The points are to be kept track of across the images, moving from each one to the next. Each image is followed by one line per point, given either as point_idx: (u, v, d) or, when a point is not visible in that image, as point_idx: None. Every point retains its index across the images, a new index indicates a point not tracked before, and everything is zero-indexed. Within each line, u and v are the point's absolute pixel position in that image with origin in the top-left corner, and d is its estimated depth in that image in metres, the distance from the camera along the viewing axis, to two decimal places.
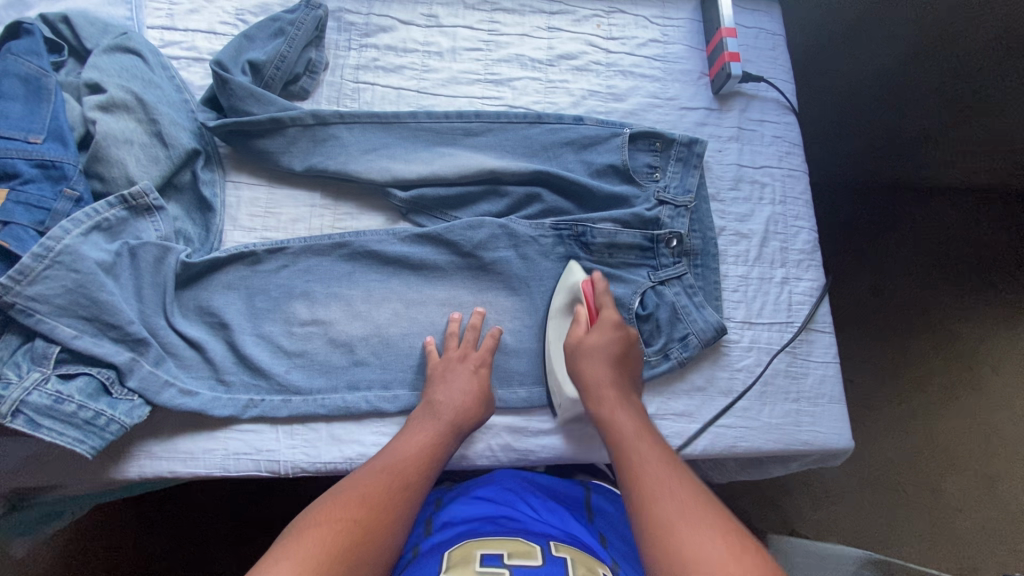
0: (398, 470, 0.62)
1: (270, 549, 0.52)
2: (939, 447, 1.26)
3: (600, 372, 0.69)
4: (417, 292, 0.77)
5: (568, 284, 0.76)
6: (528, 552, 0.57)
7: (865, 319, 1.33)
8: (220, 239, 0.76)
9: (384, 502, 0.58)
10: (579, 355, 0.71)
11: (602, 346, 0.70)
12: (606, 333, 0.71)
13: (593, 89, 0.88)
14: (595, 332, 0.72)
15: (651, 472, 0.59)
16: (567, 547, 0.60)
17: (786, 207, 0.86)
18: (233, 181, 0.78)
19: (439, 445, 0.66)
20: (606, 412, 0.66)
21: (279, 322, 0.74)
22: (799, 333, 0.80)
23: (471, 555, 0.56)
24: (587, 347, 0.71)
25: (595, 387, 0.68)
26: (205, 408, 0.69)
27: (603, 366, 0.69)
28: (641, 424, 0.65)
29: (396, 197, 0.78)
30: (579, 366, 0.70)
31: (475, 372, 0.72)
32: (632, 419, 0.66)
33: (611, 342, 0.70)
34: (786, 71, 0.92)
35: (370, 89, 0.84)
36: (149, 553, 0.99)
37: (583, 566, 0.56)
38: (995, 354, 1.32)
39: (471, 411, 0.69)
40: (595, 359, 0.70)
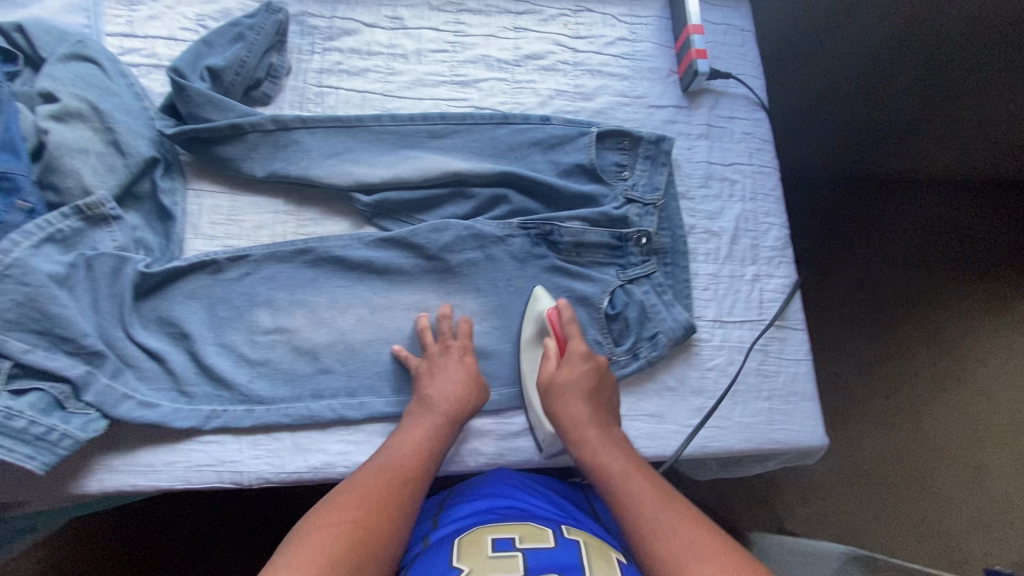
0: (396, 467, 0.62)
1: (275, 556, 0.52)
2: (926, 439, 1.26)
3: (578, 409, 0.67)
4: (383, 297, 0.76)
5: (535, 314, 0.76)
6: (538, 535, 0.60)
7: (850, 312, 1.32)
8: (181, 247, 0.75)
9: (386, 500, 0.59)
10: (554, 395, 0.69)
11: (576, 380, 0.69)
12: (577, 367, 0.70)
13: (561, 89, 0.87)
14: (566, 366, 0.70)
15: (651, 518, 0.57)
16: (575, 530, 0.63)
17: (757, 204, 0.85)
18: (195, 189, 0.77)
19: (435, 437, 0.66)
20: (591, 456, 0.65)
21: (243, 331, 0.73)
22: (770, 330, 0.80)
23: (482, 542, 0.58)
24: (562, 386, 0.69)
25: (574, 428, 0.67)
26: (165, 420, 0.67)
27: (580, 403, 0.68)
28: (626, 460, 0.64)
29: (360, 202, 0.77)
30: (557, 407, 0.68)
31: (462, 362, 0.72)
32: (616, 456, 0.64)
33: (583, 375, 0.70)
34: (756, 67, 0.92)
35: (333, 92, 0.83)
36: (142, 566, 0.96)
37: (594, 549, 0.59)
38: (982, 345, 1.31)
39: (463, 399, 0.69)
40: (572, 396, 0.68)
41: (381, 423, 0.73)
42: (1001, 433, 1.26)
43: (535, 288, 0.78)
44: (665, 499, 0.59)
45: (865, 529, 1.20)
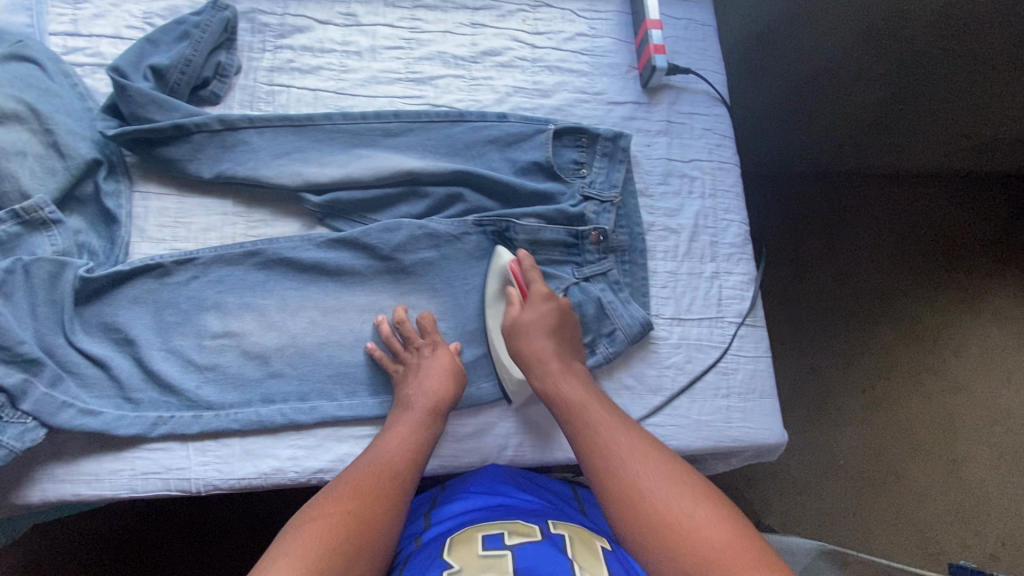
0: (385, 463, 0.62)
1: (269, 550, 0.52)
2: (902, 432, 1.24)
3: (539, 348, 0.68)
4: (334, 299, 0.75)
5: (498, 267, 0.75)
6: (527, 530, 0.58)
7: (827, 307, 1.30)
8: (126, 251, 0.73)
9: (376, 494, 0.59)
10: (516, 335, 0.70)
11: (536, 320, 0.69)
12: (539, 308, 0.70)
13: (519, 85, 0.86)
14: (528, 308, 0.70)
15: (607, 448, 0.59)
16: (565, 524, 0.62)
17: (717, 200, 0.85)
18: (141, 192, 0.75)
19: (421, 432, 0.66)
20: (553, 391, 0.66)
21: (190, 335, 0.72)
22: (728, 328, 0.80)
23: (472, 538, 0.57)
24: (523, 326, 0.69)
25: (536, 365, 0.68)
26: (108, 428, 0.66)
27: (542, 341, 0.68)
28: (588, 395, 0.65)
29: (310, 202, 0.76)
30: (519, 346, 0.69)
31: (439, 356, 0.71)
32: (578, 390, 0.66)
33: (544, 314, 0.70)
34: (717, 63, 0.91)
35: (285, 91, 0.81)
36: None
37: (581, 544, 0.58)
38: (959, 336, 1.30)
39: (444, 392, 0.69)
40: (533, 335, 0.69)
41: (333, 427, 0.71)
42: (977, 424, 1.25)
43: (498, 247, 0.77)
44: (623, 428, 0.61)
45: (842, 524, 1.19)
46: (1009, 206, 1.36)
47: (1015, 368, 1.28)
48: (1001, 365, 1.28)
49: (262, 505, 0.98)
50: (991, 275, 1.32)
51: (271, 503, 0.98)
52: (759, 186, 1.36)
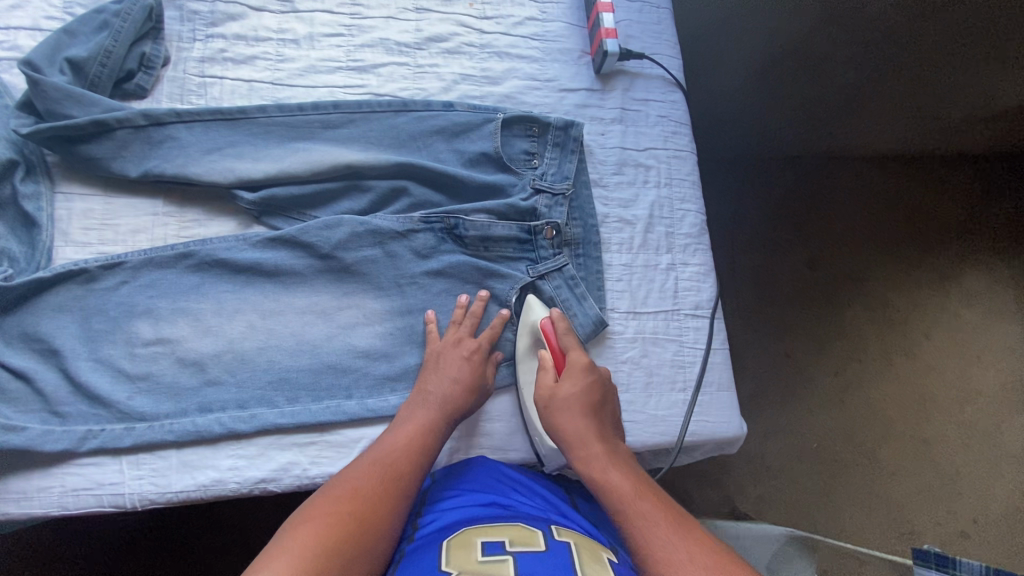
0: (389, 461, 0.60)
1: (266, 545, 0.50)
2: (875, 415, 1.23)
3: (581, 424, 0.64)
4: (274, 302, 0.72)
5: (529, 323, 0.73)
6: (529, 539, 0.54)
7: (801, 291, 1.29)
8: (50, 256, 0.69)
9: (380, 495, 0.57)
10: (555, 411, 0.66)
11: (578, 395, 0.66)
12: (577, 380, 0.67)
13: (466, 73, 0.82)
14: (566, 381, 0.67)
15: (664, 542, 0.53)
16: (568, 531, 0.58)
17: (672, 189, 0.83)
18: (64, 194, 0.72)
19: (430, 433, 0.64)
20: (599, 474, 0.61)
21: (120, 344, 0.68)
22: (683, 320, 0.78)
23: (471, 546, 0.53)
24: (564, 402, 0.66)
25: (578, 445, 0.64)
26: (31, 444, 0.62)
27: (582, 419, 0.64)
28: (637, 483, 0.60)
29: (243, 199, 0.72)
30: (558, 424, 0.65)
31: (473, 364, 0.69)
32: (628, 478, 0.60)
33: (586, 389, 0.66)
34: (673, 46, 0.88)
35: (217, 83, 0.77)
36: None
37: (587, 552, 0.53)
38: (929, 319, 1.29)
39: (462, 399, 0.67)
40: (574, 412, 0.65)
41: (275, 435, 0.69)
42: (948, 405, 1.24)
43: (528, 295, 0.75)
44: (679, 522, 0.55)
45: (819, 510, 1.17)
46: (977, 185, 1.34)
47: (985, 348, 1.28)
48: (973, 347, 1.28)
49: (230, 511, 0.95)
50: (960, 256, 1.31)
51: (239, 509, 0.95)
52: (719, 168, 1.34)
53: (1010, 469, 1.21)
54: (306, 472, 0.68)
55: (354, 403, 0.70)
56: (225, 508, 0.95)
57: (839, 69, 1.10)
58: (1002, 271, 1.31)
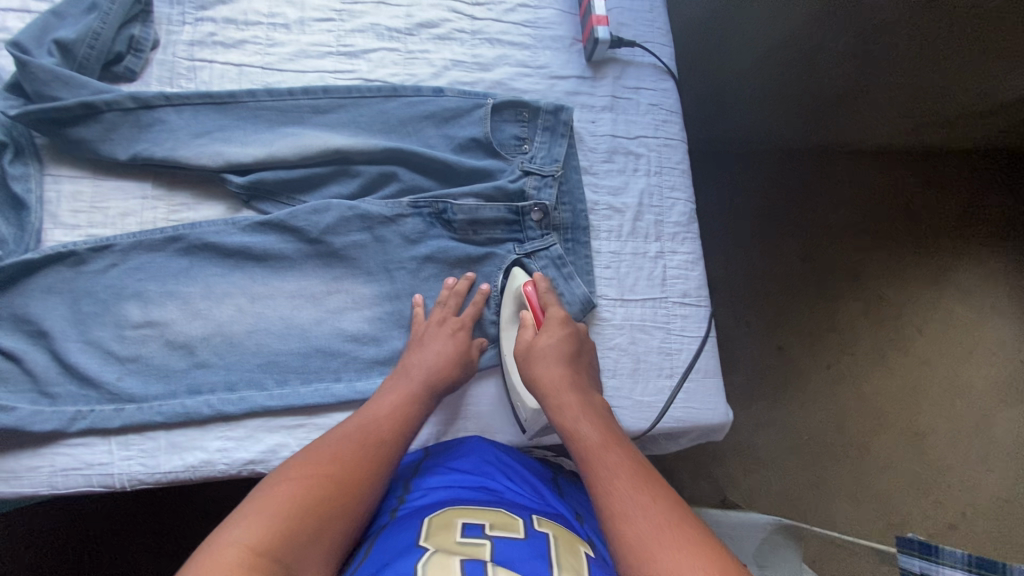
0: (372, 430, 0.61)
1: (240, 504, 0.51)
2: (868, 407, 1.24)
3: (557, 373, 0.64)
4: (263, 285, 0.72)
5: (512, 292, 0.74)
6: (511, 524, 0.56)
7: (791, 286, 1.29)
8: (38, 238, 0.70)
9: (361, 461, 0.57)
10: (532, 360, 0.66)
11: (555, 344, 0.67)
12: (554, 333, 0.67)
13: (457, 59, 0.82)
14: (544, 333, 0.68)
15: (622, 493, 0.52)
16: (550, 521, 0.59)
17: (662, 177, 0.83)
18: (53, 175, 0.72)
19: (414, 406, 0.65)
20: (570, 424, 0.60)
21: (109, 326, 0.69)
22: (671, 307, 0.79)
23: (452, 526, 0.54)
24: (543, 350, 0.66)
25: (552, 392, 0.63)
26: (21, 424, 0.63)
27: (558, 367, 0.65)
28: (605, 433, 0.59)
29: (232, 183, 0.73)
30: (535, 372, 0.65)
31: (458, 341, 0.70)
32: (597, 428, 0.59)
33: (563, 340, 0.67)
34: (664, 34, 0.88)
35: (207, 67, 0.77)
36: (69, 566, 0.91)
37: (566, 543, 0.55)
38: (921, 313, 1.29)
39: (447, 374, 0.68)
40: (550, 361, 0.65)
41: (264, 417, 0.69)
42: (939, 398, 1.25)
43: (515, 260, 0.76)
44: (642, 478, 0.53)
45: (808, 500, 1.18)
46: (971, 179, 1.35)
47: (977, 342, 1.28)
48: (965, 341, 1.28)
49: (219, 494, 0.96)
50: (953, 250, 1.32)
51: (226, 492, 0.96)
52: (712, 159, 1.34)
53: (999, 462, 1.22)
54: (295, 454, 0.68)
55: (342, 385, 0.70)
56: (216, 494, 0.96)
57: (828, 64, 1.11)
58: (996, 265, 1.31)
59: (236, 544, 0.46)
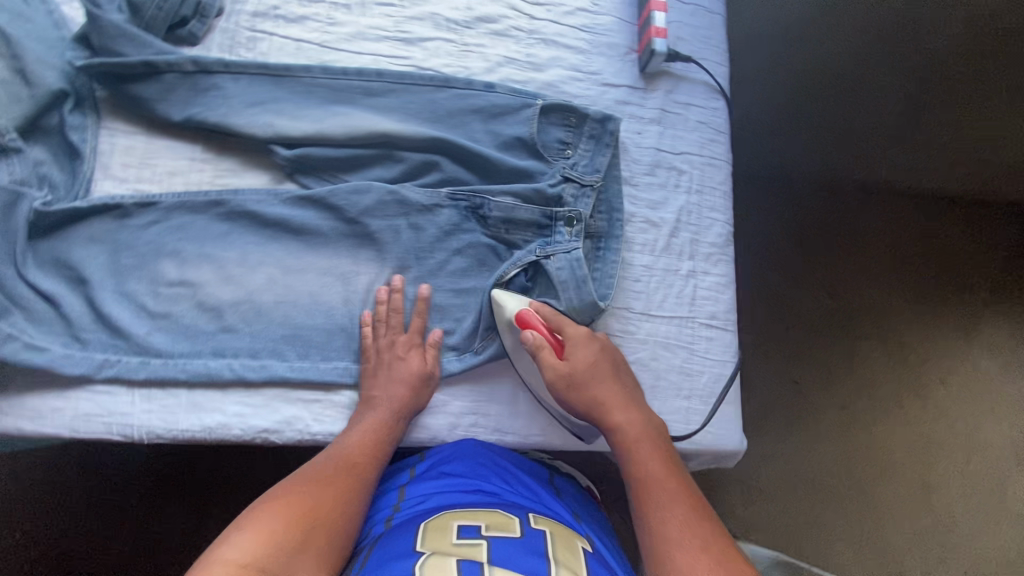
0: (344, 458, 0.64)
1: (232, 520, 0.54)
2: (878, 452, 1.21)
3: (607, 392, 0.67)
4: (297, 259, 0.73)
5: (506, 321, 0.70)
6: (507, 524, 0.57)
7: (810, 324, 1.26)
8: (88, 187, 0.72)
9: (339, 482, 0.61)
10: (578, 385, 0.67)
11: (593, 362, 0.68)
12: (589, 349, 0.68)
13: (511, 56, 0.82)
14: (579, 350, 0.68)
15: (670, 523, 0.57)
16: (546, 519, 0.60)
17: (702, 197, 0.82)
18: (108, 129, 0.74)
19: (382, 430, 0.67)
20: (625, 444, 0.65)
21: (145, 281, 0.70)
22: (697, 328, 0.78)
23: (448, 528, 0.55)
24: (586, 373, 0.67)
25: (602, 411, 0.67)
26: (53, 365, 0.65)
27: (607, 386, 0.67)
28: (658, 456, 0.63)
29: (279, 155, 0.74)
30: (584, 393, 0.67)
31: (414, 360, 0.70)
32: (657, 457, 0.63)
33: (600, 356, 0.69)
34: (721, 53, 0.87)
35: (266, 39, 0.78)
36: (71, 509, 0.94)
37: (563, 540, 0.56)
38: (944, 363, 1.26)
39: (410, 397, 0.69)
40: (596, 379, 0.67)
41: (283, 388, 0.70)
42: (954, 452, 1.22)
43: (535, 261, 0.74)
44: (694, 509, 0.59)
45: (807, 538, 1.16)
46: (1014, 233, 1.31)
47: (999, 400, 1.25)
48: (987, 397, 1.25)
49: (216, 460, 0.97)
50: (986, 304, 1.28)
51: (228, 458, 0.97)
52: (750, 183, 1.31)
53: (1010, 524, 1.18)
54: (309, 428, 0.69)
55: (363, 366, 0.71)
56: (233, 459, 0.97)
57: (871, 94, 1.16)
58: None
59: (223, 560, 0.49)
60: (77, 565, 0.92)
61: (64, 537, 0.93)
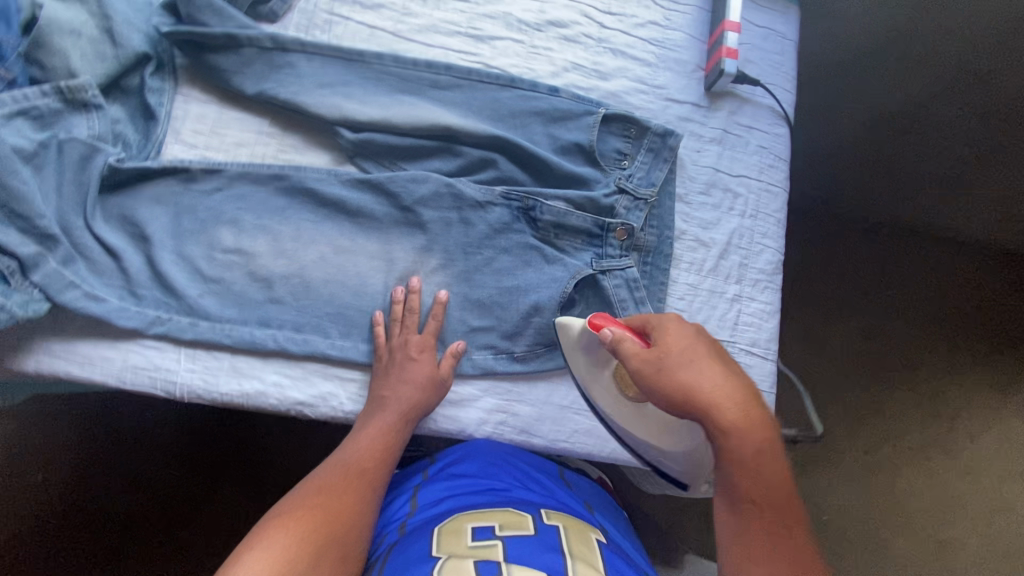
0: (353, 463, 0.64)
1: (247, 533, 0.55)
2: (898, 504, 1.18)
3: (716, 387, 0.52)
4: (349, 240, 0.74)
5: (574, 343, 0.66)
6: (519, 522, 0.57)
7: (839, 366, 1.23)
8: (158, 149, 0.75)
9: (350, 488, 0.62)
10: (675, 373, 0.52)
11: (695, 349, 0.54)
12: (686, 336, 0.55)
13: (578, 63, 0.82)
14: (674, 335, 0.55)
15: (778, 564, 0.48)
16: (558, 514, 0.61)
17: (756, 222, 0.81)
18: (183, 96, 0.76)
19: (392, 433, 0.67)
20: (738, 457, 0.50)
21: (202, 245, 0.72)
22: (736, 354, 0.77)
23: (462, 531, 0.56)
24: (683, 358, 0.53)
25: (709, 411, 0.51)
26: (108, 316, 0.67)
27: (718, 380, 0.52)
28: (773, 476, 0.50)
29: (343, 137, 0.75)
30: (684, 385, 0.52)
31: (425, 362, 0.70)
32: (772, 476, 0.50)
33: (700, 343, 0.55)
34: (789, 80, 0.86)
35: (342, 23, 0.80)
36: (97, 456, 0.97)
37: (576, 534, 0.57)
38: (978, 420, 1.21)
39: (421, 400, 0.69)
40: (702, 371, 0.52)
41: (322, 363, 0.72)
42: (979, 512, 1.17)
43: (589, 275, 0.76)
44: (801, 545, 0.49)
45: None
46: None
47: None
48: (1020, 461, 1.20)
49: (239, 424, 1.00)
50: None
51: (252, 423, 1.00)
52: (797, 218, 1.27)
53: None
54: (343, 406, 0.71)
55: None
56: (256, 424, 1.00)
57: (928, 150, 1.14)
58: None
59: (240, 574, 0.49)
60: (98, 508, 0.96)
61: (88, 480, 0.96)
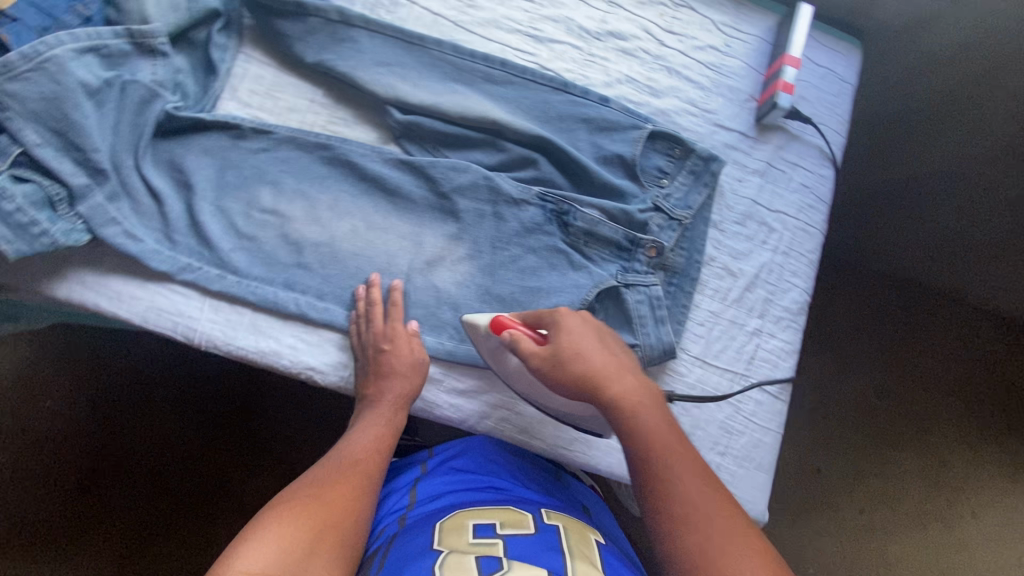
0: (350, 454, 0.64)
1: (248, 527, 0.55)
2: (887, 568, 1.15)
3: (599, 363, 0.60)
4: (382, 217, 0.76)
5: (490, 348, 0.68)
6: (519, 521, 0.58)
7: (845, 419, 1.21)
8: (215, 103, 0.76)
9: (349, 478, 0.61)
10: (569, 359, 0.60)
11: (581, 333, 0.62)
12: (574, 323, 0.63)
13: (632, 76, 0.83)
14: (564, 330, 0.62)
15: (691, 497, 0.53)
16: (558, 513, 0.61)
17: (787, 259, 0.80)
18: (245, 54, 0.78)
19: (384, 422, 0.68)
20: (631, 422, 0.57)
21: (241, 201, 0.74)
22: (749, 388, 0.76)
23: (464, 527, 0.56)
24: (573, 350, 0.61)
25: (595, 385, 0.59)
26: (142, 255, 0.69)
27: (600, 358, 0.61)
28: (665, 427, 0.58)
29: (392, 117, 0.77)
30: (577, 371, 0.59)
31: (400, 349, 0.70)
32: (664, 428, 0.57)
33: (585, 329, 0.63)
34: (841, 122, 0.85)
35: (408, 6, 0.81)
36: (103, 388, 0.99)
37: (576, 535, 0.57)
38: (982, 496, 1.17)
39: (408, 387, 0.69)
40: (586, 355, 0.60)
41: (338, 333, 0.73)
42: None
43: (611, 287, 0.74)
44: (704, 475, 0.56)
45: None
46: None
47: None
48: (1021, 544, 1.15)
49: (242, 380, 1.02)
50: None
51: (254, 381, 1.02)
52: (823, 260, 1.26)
53: None
54: (352, 377, 0.72)
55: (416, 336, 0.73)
56: (259, 383, 1.02)
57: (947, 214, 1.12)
58: None
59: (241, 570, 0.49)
60: (96, 441, 0.98)
61: (88, 416, 0.98)
